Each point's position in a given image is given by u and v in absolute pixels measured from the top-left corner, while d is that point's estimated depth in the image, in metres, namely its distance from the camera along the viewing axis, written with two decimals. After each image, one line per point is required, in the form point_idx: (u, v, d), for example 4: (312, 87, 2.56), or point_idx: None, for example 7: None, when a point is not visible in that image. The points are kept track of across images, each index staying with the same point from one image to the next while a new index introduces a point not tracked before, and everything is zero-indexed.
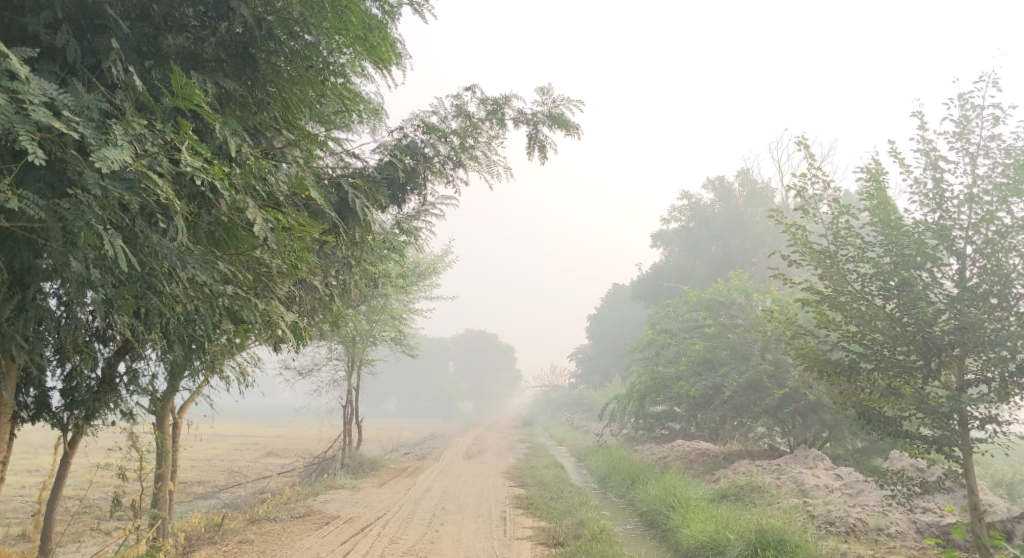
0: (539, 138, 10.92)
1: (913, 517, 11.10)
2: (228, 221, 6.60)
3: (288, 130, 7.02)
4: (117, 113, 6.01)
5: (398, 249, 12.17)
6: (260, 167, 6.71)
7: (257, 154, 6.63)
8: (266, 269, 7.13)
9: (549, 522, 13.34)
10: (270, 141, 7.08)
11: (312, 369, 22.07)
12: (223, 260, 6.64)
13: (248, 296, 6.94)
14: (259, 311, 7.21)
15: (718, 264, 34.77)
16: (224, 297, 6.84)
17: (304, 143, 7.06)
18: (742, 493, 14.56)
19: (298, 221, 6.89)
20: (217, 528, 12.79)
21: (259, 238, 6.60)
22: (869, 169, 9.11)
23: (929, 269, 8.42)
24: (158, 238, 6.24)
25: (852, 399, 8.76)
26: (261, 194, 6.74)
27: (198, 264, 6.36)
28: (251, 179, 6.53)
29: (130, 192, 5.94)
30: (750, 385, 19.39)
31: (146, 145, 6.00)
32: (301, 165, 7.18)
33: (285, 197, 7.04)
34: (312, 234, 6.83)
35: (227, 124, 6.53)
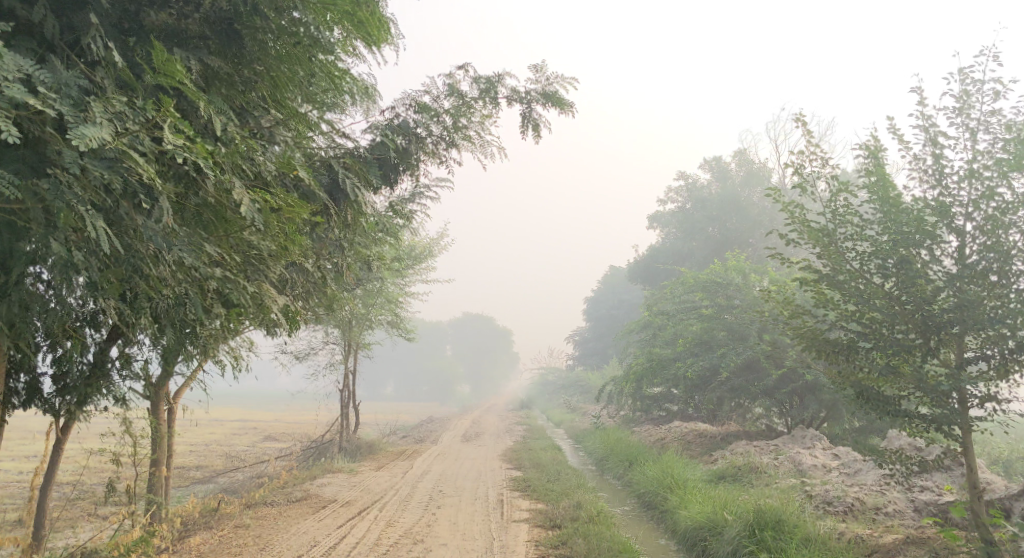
0: (532, 117, 10.82)
1: (911, 496, 11.06)
2: (214, 202, 6.48)
3: (277, 109, 6.93)
4: (96, 90, 5.87)
5: (392, 231, 12.08)
6: (248, 146, 6.57)
7: (244, 134, 6.48)
8: (256, 251, 7.02)
9: (546, 504, 13.30)
10: (258, 120, 6.96)
11: (310, 353, 21.86)
12: (210, 242, 6.52)
13: (237, 279, 6.84)
14: (249, 294, 7.11)
15: (714, 245, 34.70)
16: (213, 280, 6.74)
17: (292, 122, 6.99)
18: (741, 473, 14.53)
19: (287, 201, 6.77)
20: (212, 514, 12.70)
21: (246, 220, 6.48)
22: (867, 146, 9.00)
23: (928, 246, 8.33)
24: (142, 220, 6.12)
25: (850, 379, 8.68)
26: (248, 175, 6.62)
27: (184, 246, 6.25)
28: (236, 158, 6.41)
29: (111, 171, 5.81)
30: (747, 366, 19.35)
31: (127, 123, 5.86)
32: (290, 145, 7.11)
33: (274, 178, 6.92)
34: (301, 214, 6.71)
35: (211, 101, 6.40)
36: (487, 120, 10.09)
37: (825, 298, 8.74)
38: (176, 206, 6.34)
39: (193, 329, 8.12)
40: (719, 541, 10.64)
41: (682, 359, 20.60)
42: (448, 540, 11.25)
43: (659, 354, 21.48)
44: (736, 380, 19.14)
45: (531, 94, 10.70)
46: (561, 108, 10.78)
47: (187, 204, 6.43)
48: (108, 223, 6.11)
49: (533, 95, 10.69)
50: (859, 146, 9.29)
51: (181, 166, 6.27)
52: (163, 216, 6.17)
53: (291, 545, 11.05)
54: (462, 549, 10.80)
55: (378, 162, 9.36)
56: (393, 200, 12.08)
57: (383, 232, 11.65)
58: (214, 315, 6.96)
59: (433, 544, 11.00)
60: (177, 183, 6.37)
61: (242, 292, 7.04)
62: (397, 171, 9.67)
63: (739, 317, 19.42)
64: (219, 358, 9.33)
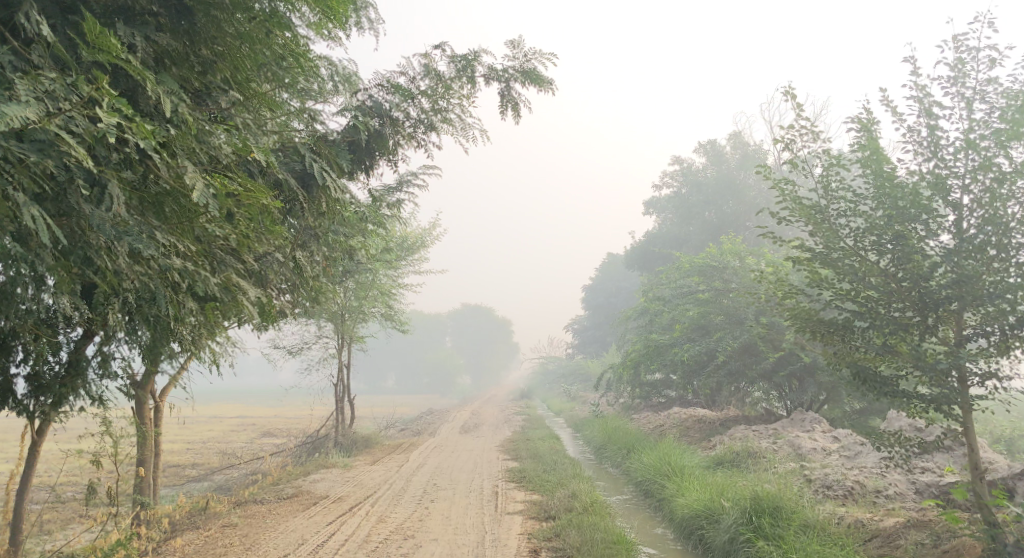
0: (512, 95, 10.55)
1: (912, 478, 10.80)
2: (169, 188, 6.25)
3: (237, 90, 6.69)
4: (26, 69, 5.63)
5: (376, 220, 11.80)
6: (200, 127, 6.32)
7: (195, 113, 6.24)
8: (219, 241, 6.78)
9: (541, 495, 13.06)
10: (217, 102, 6.69)
11: (302, 348, 21.44)
12: (164, 230, 6.29)
13: (199, 269, 6.61)
14: (215, 284, 6.89)
15: (710, 229, 34.40)
16: (174, 271, 6.52)
17: (253, 101, 6.75)
18: (738, 459, 14.27)
19: (246, 185, 6.50)
20: (201, 514, 12.45)
21: (201, 206, 6.24)
22: (860, 120, 8.69)
23: (924, 221, 8.02)
24: (90, 208, 5.90)
25: (847, 358, 8.27)
26: (204, 158, 6.35)
27: (135, 234, 6.01)
28: (187, 140, 6.14)
29: (43, 155, 5.59)
30: (744, 350, 19.06)
31: (60, 103, 5.62)
32: (251, 127, 6.85)
33: (233, 161, 6.67)
34: (262, 200, 6.42)
35: (159, 81, 6.13)
36: (465, 101, 9.80)
37: (818, 277, 8.43)
38: (127, 193, 6.10)
39: (167, 326, 7.86)
40: (717, 529, 10.38)
41: (678, 344, 20.27)
42: (439, 534, 10.98)
43: (655, 340, 21.14)
44: (732, 364, 18.86)
45: (509, 73, 10.39)
46: (541, 85, 10.50)
47: (140, 191, 6.20)
48: (55, 212, 5.90)
49: (511, 74, 10.39)
50: (852, 120, 8.98)
51: (128, 151, 6.03)
52: (112, 204, 5.93)
53: (278, 544, 10.80)
54: (454, 543, 10.53)
55: (349, 145, 9.05)
56: (376, 188, 11.78)
57: (365, 221, 11.33)
58: (182, 309, 6.74)
59: (423, 539, 10.74)
60: (128, 169, 6.15)
61: (209, 284, 6.81)
62: (373, 155, 9.38)
63: (736, 301, 19.14)
64: (198, 355, 9.04)
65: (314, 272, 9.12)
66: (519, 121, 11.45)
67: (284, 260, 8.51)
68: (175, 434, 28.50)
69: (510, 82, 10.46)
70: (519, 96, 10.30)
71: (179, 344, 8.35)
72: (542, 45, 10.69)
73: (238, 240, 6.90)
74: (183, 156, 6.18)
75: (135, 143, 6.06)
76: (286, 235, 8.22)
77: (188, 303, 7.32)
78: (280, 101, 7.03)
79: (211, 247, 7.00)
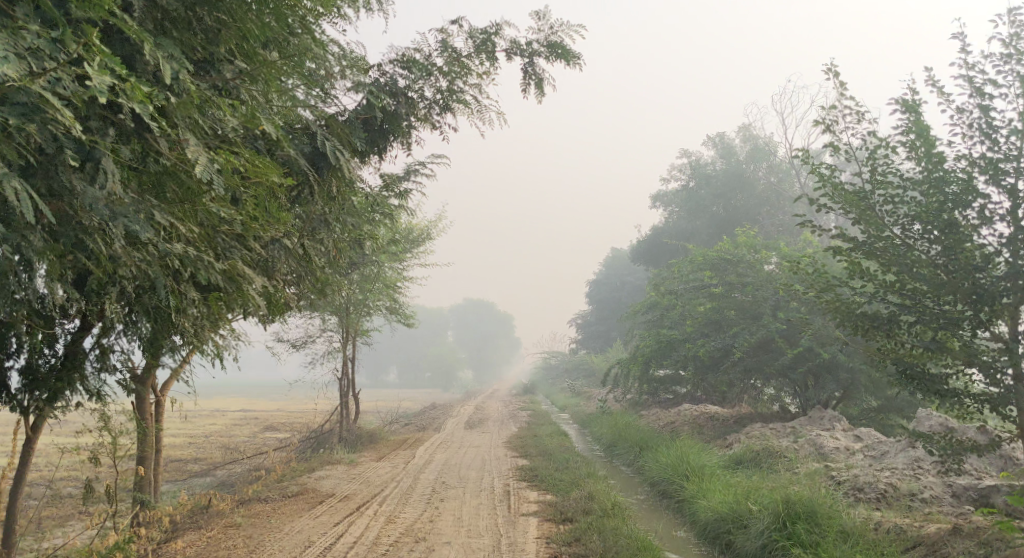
0: (535, 73, 10.11)
1: (948, 481, 10.30)
2: (170, 166, 5.79)
3: (245, 60, 6.24)
4: (6, 24, 5.12)
5: (386, 209, 11.33)
6: (203, 98, 5.86)
7: (197, 81, 5.76)
8: (225, 224, 6.35)
9: (555, 496, 12.58)
10: (222, 73, 6.25)
11: (306, 342, 20.96)
12: (165, 210, 5.81)
13: (203, 255, 6.14)
14: (220, 273, 6.45)
15: (720, 223, 33.91)
16: (176, 257, 6.06)
17: (262, 72, 6.30)
18: (759, 458, 13.77)
19: (253, 160, 6.04)
20: (204, 513, 11.99)
21: (205, 183, 5.77)
22: (907, 101, 8.22)
23: (976, 208, 7.56)
24: (83, 185, 5.42)
25: (891, 356, 7.86)
26: (206, 131, 5.90)
27: (132, 216, 5.52)
28: (188, 109, 5.68)
29: (27, 121, 5.10)
30: (761, 345, 18.53)
31: (45, 63, 5.12)
32: (261, 101, 6.40)
33: (239, 136, 6.22)
34: (273, 177, 5.98)
35: (156, 44, 5.65)
36: (482, 80, 9.35)
37: (861, 269, 7.97)
38: (122, 169, 5.62)
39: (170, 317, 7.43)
40: (745, 535, 9.93)
41: (691, 340, 19.78)
42: (452, 537, 10.49)
43: (666, 335, 20.57)
44: (748, 360, 18.35)
45: (529, 50, 9.93)
46: (567, 61, 10.03)
47: (138, 169, 5.72)
48: (44, 191, 5.39)
49: (532, 50, 9.95)
50: (897, 103, 8.59)
51: (123, 121, 5.55)
52: (107, 182, 5.45)
53: (284, 546, 10.33)
54: (468, 547, 10.03)
55: (363, 125, 8.60)
56: (386, 175, 11.32)
57: (376, 208, 10.87)
58: (185, 301, 6.29)
59: (436, 543, 10.24)
60: (124, 143, 5.68)
61: (214, 272, 6.37)
62: (388, 137, 8.93)
63: (752, 296, 18.66)
64: (204, 348, 8.59)
65: (324, 262, 8.66)
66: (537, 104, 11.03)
67: (292, 249, 8.11)
68: (177, 429, 28.09)
69: (529, 60, 10.01)
70: (542, 73, 9.86)
71: (183, 338, 7.93)
72: (565, 21, 10.25)
73: (244, 224, 6.47)
74: (184, 128, 5.73)
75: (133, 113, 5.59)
76: (296, 222, 7.78)
77: (190, 293, 6.91)
78: (292, 73, 6.56)
79: (215, 233, 6.56)
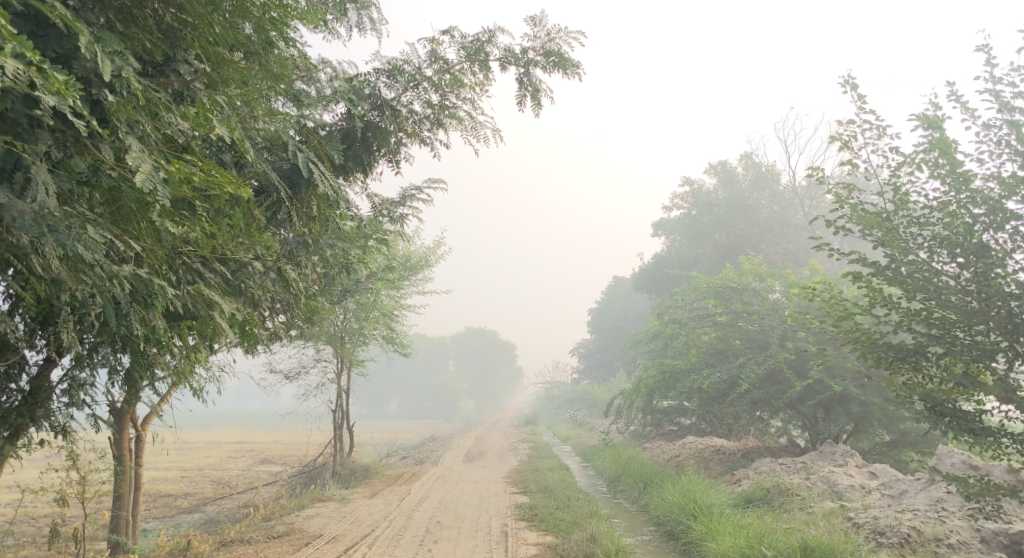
0: (532, 82, 9.84)
1: (975, 525, 9.77)
2: (117, 178, 5.93)
3: (205, 62, 6.26)
4: None
5: (380, 237, 10.85)
6: (152, 103, 5.97)
7: (143, 83, 5.88)
8: (180, 241, 6.39)
9: (556, 537, 11.91)
10: (179, 75, 6.27)
11: (299, 373, 20.30)
12: (105, 227, 5.91)
13: (151, 276, 6.14)
14: (173, 296, 6.41)
15: (723, 251, 33.34)
16: (124, 279, 6.09)
17: (224, 71, 6.32)
18: (769, 496, 13.10)
19: (208, 170, 6.01)
20: (182, 555, 11.36)
21: (147, 192, 5.82)
22: (928, 115, 7.75)
23: (1009, 231, 7.11)
24: (9, 198, 5.50)
25: (918, 391, 7.48)
26: (155, 138, 5.97)
27: (61, 230, 5.58)
28: (129, 111, 5.78)
29: None
30: (768, 377, 17.79)
31: None
32: (223, 105, 6.41)
33: (196, 145, 6.29)
34: (228, 188, 5.97)
35: (98, 40, 5.72)
36: (475, 92, 8.99)
37: (883, 297, 7.51)
38: (66, 180, 5.76)
39: (143, 353, 7.04)
40: None
41: (695, 370, 19.14)
42: None
43: (671, 366, 19.94)
44: (756, 392, 17.64)
45: (524, 59, 9.60)
46: (565, 70, 9.74)
47: (89, 182, 5.89)
48: None
49: (528, 58, 9.67)
50: (917, 119, 8.12)
51: (61, 125, 5.69)
52: (38, 195, 5.54)
53: None
54: None
55: (343, 137, 8.20)
56: (375, 198, 10.83)
57: (366, 234, 10.33)
58: (139, 329, 6.24)
59: None
60: (72, 153, 5.79)
61: (170, 297, 6.33)
62: (371, 149, 8.50)
63: (759, 325, 18.05)
64: (186, 382, 8.00)
65: (304, 288, 8.17)
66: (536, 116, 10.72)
67: (271, 275, 7.69)
68: (167, 462, 27.26)
69: (525, 69, 9.69)
70: (541, 82, 9.60)
71: (164, 373, 7.45)
72: (562, 25, 9.94)
73: (205, 241, 6.51)
74: (128, 134, 5.84)
75: (73, 120, 5.70)
76: (268, 245, 7.30)
77: (158, 323, 6.38)
78: (254, 75, 6.52)
79: (176, 255, 6.62)
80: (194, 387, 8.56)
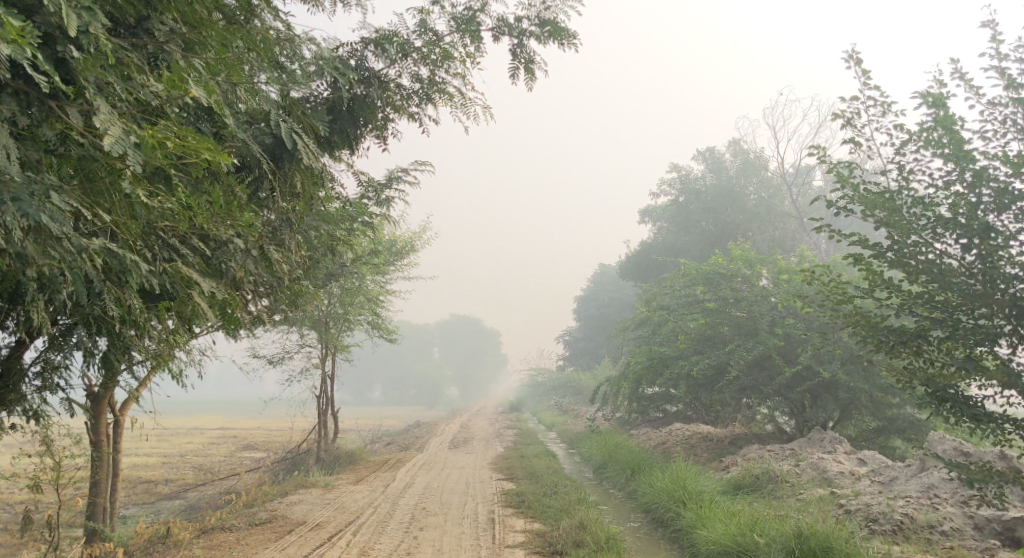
0: (526, 55, 9.99)
1: (969, 512, 9.66)
2: (87, 145, 5.69)
3: (183, 23, 6.06)
4: None
5: (366, 219, 10.59)
6: (122, 63, 5.75)
7: (111, 41, 5.64)
8: (154, 215, 6.13)
9: (544, 524, 11.73)
10: (154, 37, 6.06)
11: (284, 357, 19.90)
12: (74, 198, 5.66)
13: (124, 251, 5.89)
14: (148, 273, 6.15)
15: (710, 237, 33.32)
16: (95, 254, 5.83)
17: (202, 34, 6.12)
18: (759, 483, 12.96)
19: (184, 135, 5.78)
20: (162, 543, 11.09)
21: (117, 157, 5.58)
22: (934, 94, 7.75)
23: (1012, 212, 7.19)
24: None
25: (919, 376, 7.53)
26: (127, 100, 5.75)
27: (25, 198, 5.32)
28: (97, 70, 5.54)
29: None
30: (756, 364, 17.56)
31: None
32: (200, 70, 6.20)
33: (171, 110, 6.07)
34: (206, 155, 5.72)
35: None
36: (464, 66, 8.97)
37: (881, 280, 7.57)
38: (31, 147, 5.51)
39: (120, 337, 6.77)
40: None
41: (684, 357, 18.93)
42: None
43: (658, 352, 19.74)
44: (744, 379, 17.39)
45: (520, 29, 9.75)
46: (561, 40, 9.80)
47: (57, 150, 5.65)
48: None
49: (523, 29, 9.73)
50: (922, 97, 8.09)
51: (26, 87, 5.46)
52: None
53: None
54: None
55: (328, 111, 8.10)
56: (359, 177, 10.57)
57: (351, 215, 10.06)
58: (114, 309, 6.01)
59: None
60: (38, 117, 5.56)
61: (145, 273, 6.07)
62: (357, 124, 8.48)
63: (748, 311, 17.89)
64: (167, 365, 7.75)
65: (286, 268, 7.94)
66: (530, 88, 10.78)
67: (252, 255, 7.46)
68: (148, 449, 26.87)
69: (520, 40, 9.85)
70: (536, 52, 9.67)
71: (144, 357, 7.18)
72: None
73: (181, 214, 6.26)
74: (97, 96, 5.61)
75: (37, 79, 5.44)
76: (250, 225, 7.04)
77: (131, 302, 6.13)
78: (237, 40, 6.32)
79: (151, 231, 6.36)
80: (173, 372, 8.28)
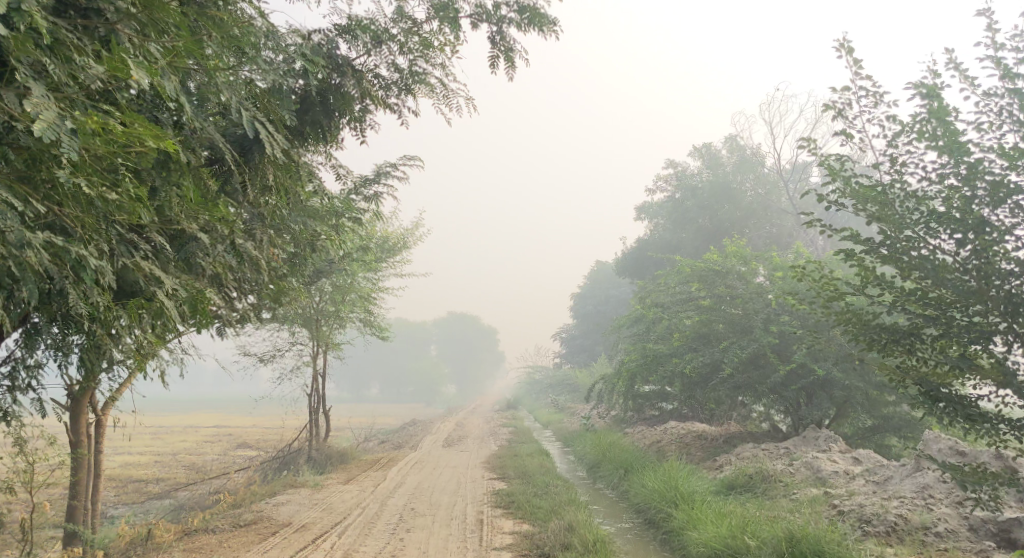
0: (505, 41, 10.01)
1: (963, 512, 9.47)
2: (30, 133, 5.66)
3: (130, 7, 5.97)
4: None
5: (351, 215, 10.38)
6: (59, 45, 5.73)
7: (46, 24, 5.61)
8: (106, 207, 6.06)
9: (533, 525, 11.53)
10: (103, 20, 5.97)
11: (274, 355, 19.54)
12: (17, 189, 5.64)
13: (71, 242, 5.83)
14: (102, 265, 6.08)
15: (706, 234, 33.17)
16: (44, 248, 5.79)
17: (150, 17, 6.02)
18: (753, 483, 12.75)
19: (126, 121, 5.73)
20: (144, 546, 10.86)
21: (54, 144, 5.54)
22: (928, 84, 7.55)
23: (1008, 206, 7.00)
24: None
25: (913, 375, 7.35)
26: (68, 84, 5.70)
27: None
28: (32, 52, 5.51)
29: None
30: (751, 362, 17.33)
31: None
32: (150, 53, 6.10)
33: (118, 96, 6.00)
34: (148, 141, 5.73)
35: None
36: (443, 54, 8.99)
37: (874, 276, 7.37)
38: None
39: (96, 338, 6.69)
40: None
41: (678, 355, 18.70)
42: None
43: (652, 350, 19.51)
44: (739, 377, 17.15)
45: (499, 16, 9.74)
46: (542, 28, 9.73)
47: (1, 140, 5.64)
48: None
49: (503, 15, 9.71)
50: (916, 88, 7.89)
51: None
52: None
53: None
54: None
55: (300, 101, 8.21)
56: (343, 170, 10.39)
57: (335, 211, 9.86)
58: (75, 305, 5.96)
59: None
60: None
61: (99, 267, 5.99)
62: (333, 117, 8.52)
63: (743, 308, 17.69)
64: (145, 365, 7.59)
65: (260, 260, 7.80)
66: (512, 77, 10.69)
67: (226, 251, 7.35)
68: (140, 447, 26.61)
69: (500, 27, 9.86)
70: (516, 40, 9.64)
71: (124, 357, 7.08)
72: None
73: (136, 205, 6.16)
74: (31, 79, 5.58)
75: None
76: (218, 216, 6.91)
77: (90, 296, 6.05)
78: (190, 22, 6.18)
79: (111, 224, 6.28)
80: (152, 370, 8.10)
